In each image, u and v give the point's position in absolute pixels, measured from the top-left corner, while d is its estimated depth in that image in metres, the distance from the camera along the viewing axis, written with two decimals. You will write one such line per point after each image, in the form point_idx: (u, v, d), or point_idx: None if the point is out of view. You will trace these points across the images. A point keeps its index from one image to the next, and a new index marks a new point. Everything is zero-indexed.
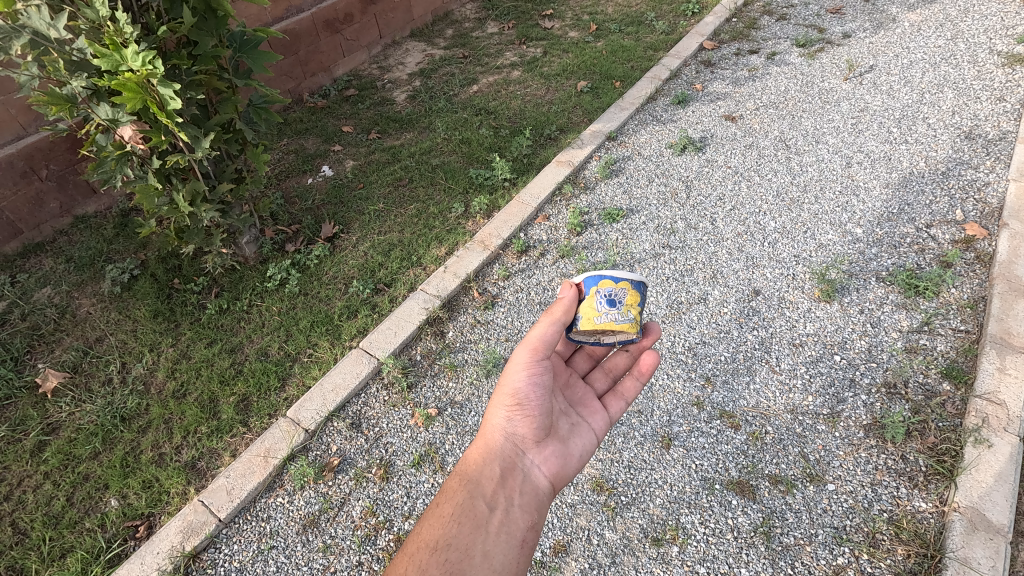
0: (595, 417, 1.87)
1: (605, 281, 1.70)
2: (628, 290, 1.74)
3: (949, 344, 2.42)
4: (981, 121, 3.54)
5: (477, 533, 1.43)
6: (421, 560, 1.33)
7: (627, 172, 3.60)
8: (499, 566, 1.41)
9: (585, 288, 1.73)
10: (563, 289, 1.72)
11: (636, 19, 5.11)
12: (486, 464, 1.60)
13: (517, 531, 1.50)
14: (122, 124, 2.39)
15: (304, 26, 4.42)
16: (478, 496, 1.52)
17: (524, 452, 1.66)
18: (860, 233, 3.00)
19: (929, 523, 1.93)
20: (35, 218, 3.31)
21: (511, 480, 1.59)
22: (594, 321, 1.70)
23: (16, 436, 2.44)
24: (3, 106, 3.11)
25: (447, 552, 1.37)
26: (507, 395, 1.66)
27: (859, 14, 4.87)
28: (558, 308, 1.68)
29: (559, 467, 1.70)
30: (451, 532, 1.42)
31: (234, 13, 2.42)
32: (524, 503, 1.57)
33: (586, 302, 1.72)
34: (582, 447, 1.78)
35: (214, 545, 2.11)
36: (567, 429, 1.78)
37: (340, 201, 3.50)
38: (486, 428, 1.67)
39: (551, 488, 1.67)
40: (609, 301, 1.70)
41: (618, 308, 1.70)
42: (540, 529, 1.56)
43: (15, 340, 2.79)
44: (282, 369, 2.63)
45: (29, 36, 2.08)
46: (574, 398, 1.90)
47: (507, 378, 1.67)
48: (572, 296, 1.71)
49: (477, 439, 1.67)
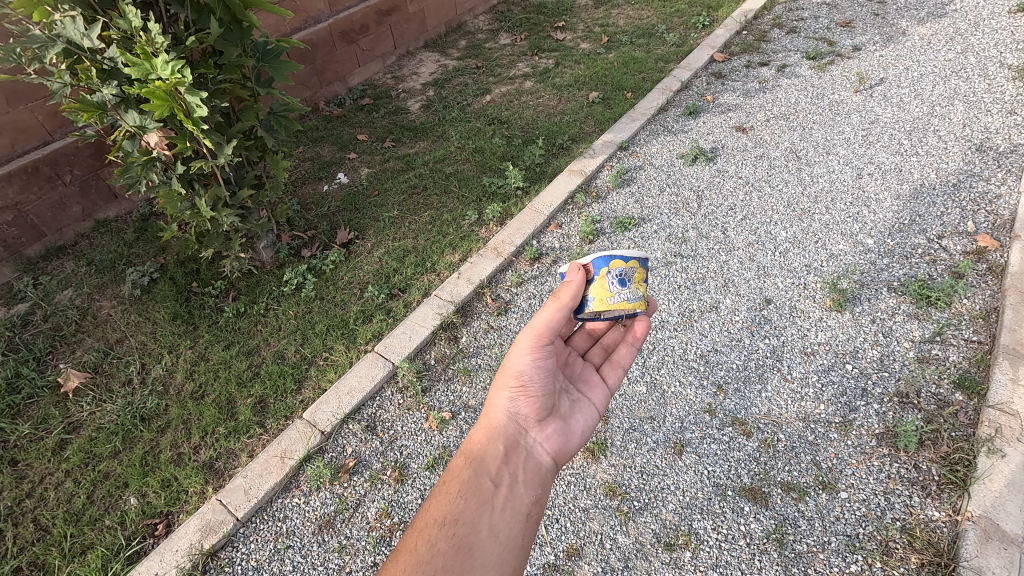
0: (595, 393, 1.88)
1: (615, 262, 1.72)
2: (637, 269, 1.79)
3: (961, 354, 2.43)
4: (992, 134, 3.56)
5: (483, 508, 1.43)
6: (429, 536, 1.33)
7: (638, 181, 3.64)
8: (505, 540, 1.40)
9: (593, 269, 1.74)
10: (571, 273, 1.73)
11: (647, 31, 5.17)
12: (491, 442, 1.60)
13: (521, 506, 1.49)
14: (149, 130, 2.46)
15: (322, 37, 4.52)
16: (483, 474, 1.51)
17: (527, 431, 1.66)
18: (871, 243, 3.02)
19: (942, 532, 1.93)
20: (58, 222, 3.39)
21: (515, 458, 1.59)
22: (607, 301, 1.75)
23: (38, 434, 2.49)
24: (31, 113, 3.19)
25: (454, 527, 1.36)
26: (510, 377, 1.67)
27: (870, 27, 4.90)
28: (565, 294, 1.67)
29: (562, 444, 1.71)
30: (458, 508, 1.41)
31: (258, 24, 2.48)
32: (529, 479, 1.56)
33: (597, 284, 1.74)
34: (584, 424, 1.79)
35: (231, 544, 2.14)
36: (568, 407, 1.79)
37: (355, 208, 3.56)
38: (489, 408, 1.67)
39: (553, 465, 1.67)
40: (620, 280, 1.74)
41: (629, 287, 1.77)
42: (544, 503, 1.55)
43: (39, 341, 2.85)
44: (299, 372, 2.67)
45: (63, 44, 2.17)
46: (574, 376, 1.91)
47: (511, 361, 1.68)
48: (581, 279, 1.72)
49: (480, 420, 1.66)
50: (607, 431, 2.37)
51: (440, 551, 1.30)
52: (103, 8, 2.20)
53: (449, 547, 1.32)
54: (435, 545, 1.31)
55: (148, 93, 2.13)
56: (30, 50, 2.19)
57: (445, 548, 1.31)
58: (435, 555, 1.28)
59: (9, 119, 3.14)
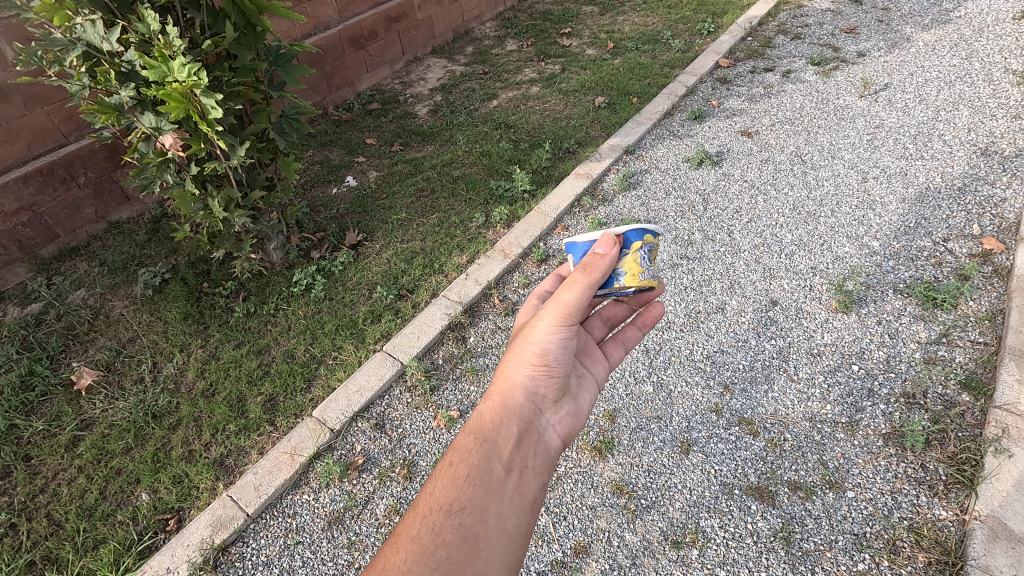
0: (597, 366, 1.91)
1: (647, 236, 1.69)
2: (655, 246, 1.84)
3: (967, 356, 2.44)
4: (997, 138, 3.57)
5: (491, 496, 1.39)
6: (435, 524, 1.29)
7: (645, 184, 3.67)
8: (512, 529, 1.37)
9: (625, 243, 1.67)
10: (603, 246, 1.60)
11: (652, 37, 5.23)
12: (505, 422, 1.55)
13: (528, 493, 1.45)
14: (164, 132, 2.50)
15: (331, 42, 4.58)
16: (494, 457, 1.47)
17: (540, 411, 1.63)
18: (877, 246, 3.04)
19: (950, 531, 1.93)
20: (71, 223, 3.44)
21: (527, 441, 1.56)
22: (635, 277, 1.75)
23: (51, 431, 2.53)
24: (47, 115, 3.25)
25: (461, 515, 1.33)
26: (531, 354, 1.62)
27: (874, 34, 4.94)
28: (597, 271, 1.55)
29: (569, 425, 1.71)
30: (466, 495, 1.36)
31: (271, 27, 2.53)
32: (538, 464, 1.54)
33: (629, 259, 1.71)
34: (588, 401, 1.80)
35: (241, 539, 2.16)
36: (575, 385, 1.80)
37: (363, 210, 3.60)
38: (505, 382, 1.61)
39: (561, 446, 1.66)
40: (649, 256, 1.74)
41: (651, 263, 1.80)
42: (550, 488, 1.53)
43: (52, 340, 2.89)
44: (308, 371, 2.70)
45: (83, 47, 2.25)
46: (577, 346, 1.90)
47: (533, 338, 1.62)
48: (613, 254, 1.61)
49: (493, 392, 1.60)
50: (614, 431, 2.39)
51: (444, 541, 1.26)
52: (121, 12, 2.26)
53: (454, 537, 1.29)
54: (440, 534, 1.28)
55: (164, 95, 2.18)
56: (52, 53, 2.28)
57: (450, 538, 1.28)
58: (440, 548, 1.24)
59: (26, 122, 3.19)
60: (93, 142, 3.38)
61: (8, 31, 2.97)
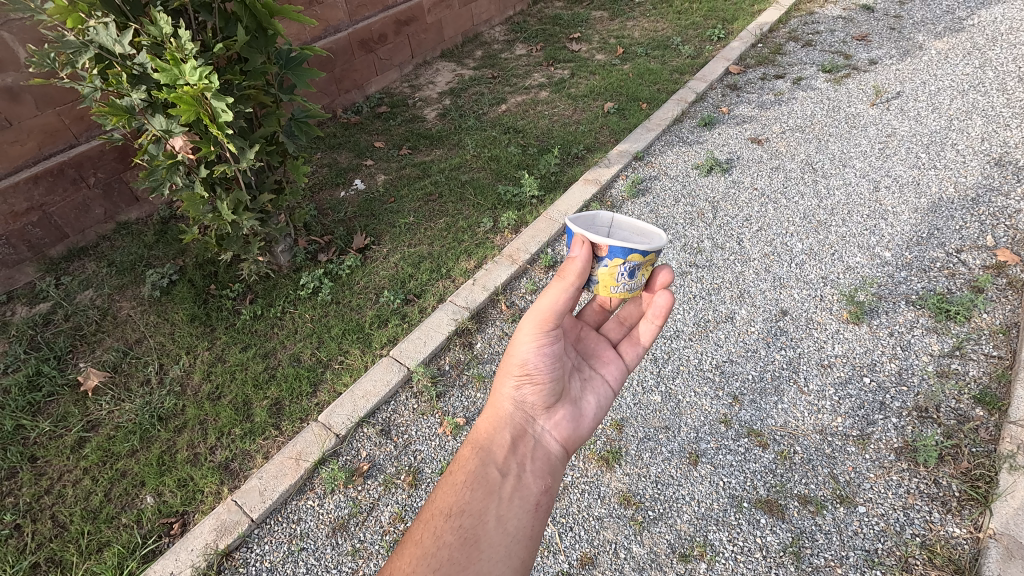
0: (608, 370, 1.85)
1: (633, 256, 1.61)
2: (652, 258, 1.68)
3: (981, 369, 2.40)
4: (1011, 148, 3.54)
5: (489, 499, 1.40)
6: (435, 527, 1.31)
7: (653, 191, 3.65)
8: (513, 531, 1.38)
9: (606, 254, 1.61)
10: (576, 248, 1.59)
11: (662, 43, 5.21)
12: (497, 431, 1.58)
13: (530, 496, 1.46)
14: (174, 135, 2.51)
15: (341, 46, 4.59)
16: (490, 463, 1.49)
17: (535, 418, 1.64)
18: (889, 256, 3.00)
19: (964, 549, 1.90)
20: (81, 224, 3.45)
21: (523, 446, 1.57)
22: (610, 290, 1.72)
23: (58, 432, 2.52)
24: (57, 115, 3.26)
25: (461, 518, 1.34)
26: (515, 366, 1.63)
27: (885, 41, 4.90)
28: (571, 273, 1.55)
29: (571, 430, 1.69)
30: (465, 499, 1.39)
31: (283, 32, 2.53)
32: (537, 468, 1.54)
33: (606, 270, 1.66)
34: (595, 406, 1.77)
35: (245, 545, 2.15)
36: (579, 389, 1.76)
37: (371, 214, 3.59)
38: (496, 397, 1.65)
39: (562, 452, 1.66)
40: (630, 273, 1.67)
41: (636, 277, 1.70)
42: (555, 492, 1.53)
43: (59, 340, 2.89)
44: (314, 376, 2.68)
45: (95, 50, 2.25)
46: (586, 351, 1.88)
47: (515, 350, 1.62)
48: (585, 254, 1.59)
49: (486, 408, 1.65)
50: (622, 440, 2.36)
51: (446, 543, 1.28)
52: (134, 15, 2.28)
53: (456, 538, 1.30)
54: (442, 537, 1.30)
55: (176, 98, 2.17)
56: (65, 55, 2.29)
57: (452, 540, 1.29)
58: (441, 548, 1.27)
59: (38, 122, 3.21)
60: (103, 143, 3.39)
61: (20, 32, 2.99)
